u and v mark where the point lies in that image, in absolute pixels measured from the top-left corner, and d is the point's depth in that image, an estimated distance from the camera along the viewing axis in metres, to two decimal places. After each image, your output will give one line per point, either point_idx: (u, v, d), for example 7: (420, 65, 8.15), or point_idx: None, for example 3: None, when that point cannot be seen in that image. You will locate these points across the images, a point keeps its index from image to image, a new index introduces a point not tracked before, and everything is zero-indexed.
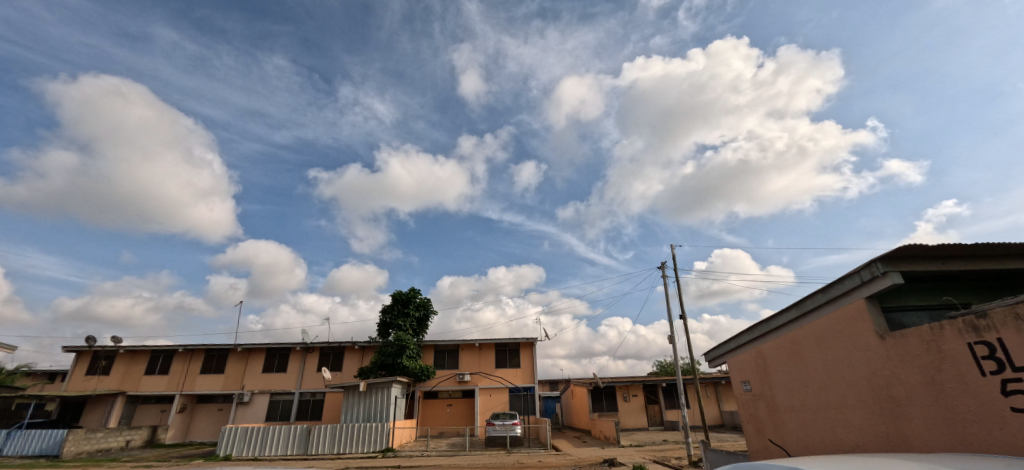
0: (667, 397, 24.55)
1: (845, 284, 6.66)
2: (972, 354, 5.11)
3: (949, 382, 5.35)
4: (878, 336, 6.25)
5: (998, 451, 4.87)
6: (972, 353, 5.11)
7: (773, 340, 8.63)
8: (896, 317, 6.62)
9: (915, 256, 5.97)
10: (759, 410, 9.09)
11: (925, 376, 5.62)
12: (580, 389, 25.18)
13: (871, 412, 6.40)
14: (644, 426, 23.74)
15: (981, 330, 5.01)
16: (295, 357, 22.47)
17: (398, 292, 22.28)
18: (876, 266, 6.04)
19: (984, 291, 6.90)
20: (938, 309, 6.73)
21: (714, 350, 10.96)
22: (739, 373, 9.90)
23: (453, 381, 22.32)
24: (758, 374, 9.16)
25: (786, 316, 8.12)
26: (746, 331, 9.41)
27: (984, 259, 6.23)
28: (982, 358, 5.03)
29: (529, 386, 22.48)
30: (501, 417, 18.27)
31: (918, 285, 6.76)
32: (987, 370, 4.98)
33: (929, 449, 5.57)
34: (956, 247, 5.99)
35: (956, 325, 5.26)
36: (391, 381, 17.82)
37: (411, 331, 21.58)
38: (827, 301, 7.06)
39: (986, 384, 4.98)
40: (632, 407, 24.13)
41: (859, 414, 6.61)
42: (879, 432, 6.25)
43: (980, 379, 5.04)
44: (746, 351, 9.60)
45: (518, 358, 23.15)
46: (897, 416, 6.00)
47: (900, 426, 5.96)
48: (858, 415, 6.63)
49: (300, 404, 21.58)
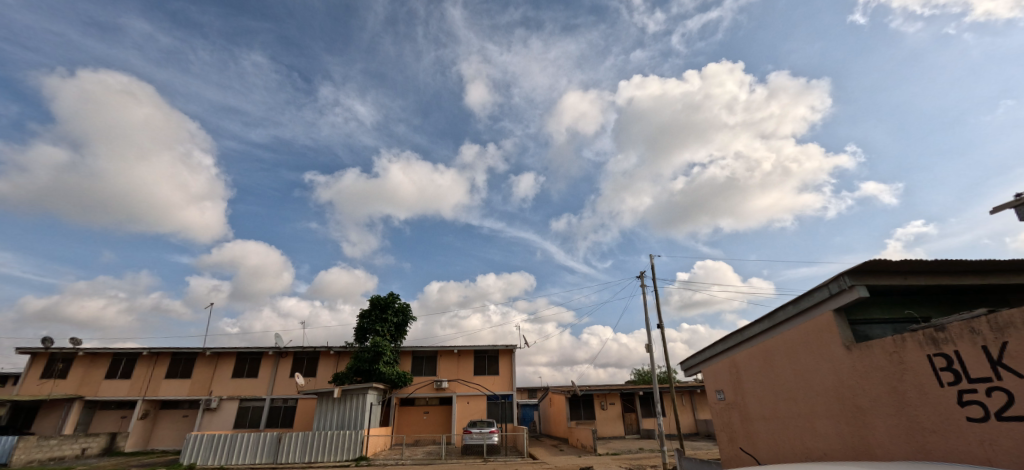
0: (644, 406, 24.84)
1: (815, 296, 6.95)
2: (931, 366, 5.39)
3: (910, 393, 5.62)
4: (844, 347, 6.50)
5: (960, 460, 5.09)
6: (932, 365, 5.39)
7: (746, 349, 8.89)
8: (862, 329, 6.89)
9: (880, 270, 6.26)
10: (731, 418, 9.31)
11: (887, 386, 5.89)
12: (559, 397, 25.36)
13: (838, 421, 6.64)
14: (620, 435, 23.92)
15: (940, 343, 5.29)
16: (267, 362, 22.03)
17: (376, 297, 22.07)
18: (844, 280, 6.33)
19: (945, 306, 7.22)
20: (901, 323, 7.03)
21: (690, 359, 11.24)
22: (713, 382, 10.13)
23: (430, 388, 22.15)
24: (730, 384, 9.44)
25: (758, 327, 8.39)
26: (720, 341, 9.68)
27: (944, 275, 6.55)
28: (941, 369, 5.30)
29: (507, 394, 22.47)
30: (478, 425, 18.19)
31: (882, 298, 7.08)
32: (945, 381, 5.26)
33: (893, 460, 5.79)
34: (919, 263, 6.30)
35: (918, 337, 5.54)
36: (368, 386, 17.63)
37: (388, 336, 21.38)
38: (798, 312, 7.35)
39: (943, 393, 5.27)
40: (608, 415, 24.28)
41: (827, 423, 6.84)
42: (845, 441, 6.50)
43: (937, 389, 5.33)
44: (721, 360, 9.85)
45: (496, 365, 23.14)
46: (860, 426, 6.28)
47: (866, 436, 6.18)
48: (825, 424, 6.87)
49: (270, 411, 21.12)
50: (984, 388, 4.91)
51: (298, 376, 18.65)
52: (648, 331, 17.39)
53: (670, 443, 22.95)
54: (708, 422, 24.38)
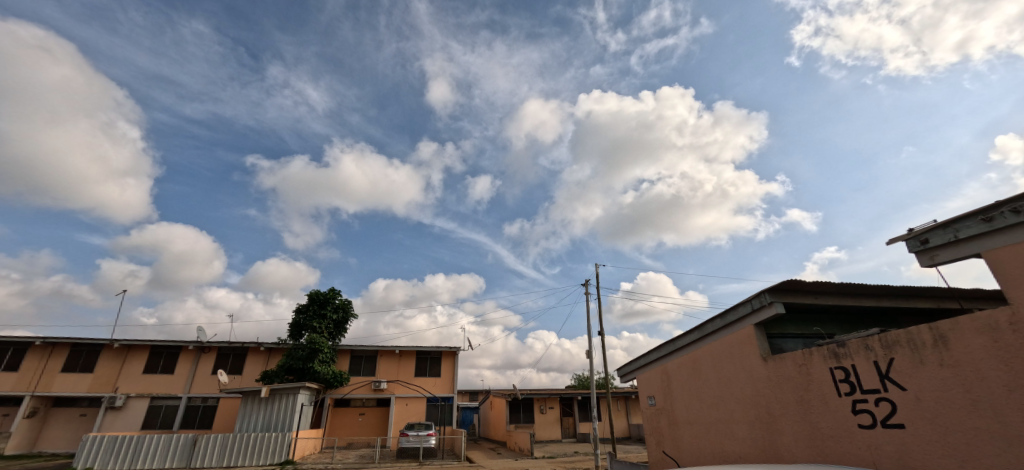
0: (581, 410, 25.59)
1: (740, 311, 7.56)
2: (833, 377, 6.04)
3: (814, 402, 6.26)
4: (762, 358, 7.12)
5: (851, 463, 5.74)
6: (833, 376, 6.04)
7: (677, 358, 9.48)
8: (778, 342, 7.57)
9: (796, 290, 6.93)
10: (660, 423, 9.87)
11: (796, 395, 6.53)
12: (499, 401, 25.57)
13: (752, 427, 7.25)
14: (557, 439, 24.48)
15: (840, 357, 5.95)
16: (186, 357, 20.80)
17: (316, 292, 21.39)
18: (765, 296, 6.96)
19: (848, 325, 8.07)
20: (811, 338, 7.79)
21: (626, 366, 11.81)
22: (646, 388, 10.70)
23: (367, 388, 21.72)
24: (661, 390, 10.02)
25: (689, 337, 9.00)
26: (654, 349, 10.26)
27: (849, 296, 7.33)
28: (840, 381, 5.96)
29: (447, 396, 22.43)
30: (415, 428, 18.07)
31: (796, 315, 7.83)
32: (843, 391, 5.92)
33: (797, 463, 6.41)
34: (829, 285, 7.03)
35: (822, 352, 6.20)
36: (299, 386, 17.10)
37: (326, 334, 20.78)
38: (724, 325, 7.97)
39: (840, 402, 5.93)
40: (547, 419, 24.77)
41: (743, 429, 7.45)
42: (757, 445, 7.11)
43: (835, 398, 5.99)
44: (654, 367, 10.43)
45: (438, 367, 23.07)
46: (771, 432, 6.89)
47: (775, 441, 6.80)
48: (741, 429, 7.48)
49: (186, 411, 19.92)
50: (873, 398, 5.58)
51: (222, 373, 17.81)
52: (589, 338, 18.00)
53: (604, 447, 23.77)
54: (640, 427, 25.47)
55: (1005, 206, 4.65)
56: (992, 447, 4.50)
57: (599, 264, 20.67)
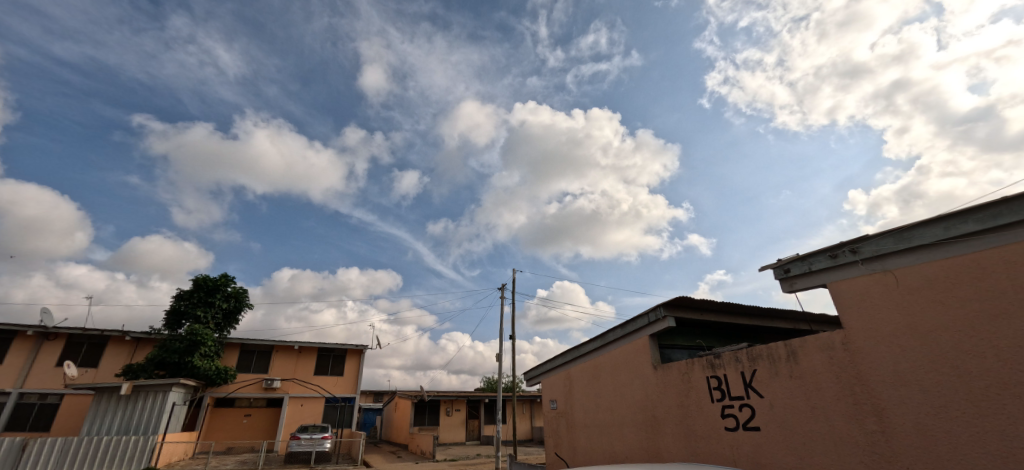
0: (487, 412, 26.03)
1: (638, 322, 8.33)
2: (708, 385, 6.89)
3: (692, 407, 7.08)
4: (652, 366, 7.90)
5: (717, 461, 6.56)
6: (709, 384, 6.89)
7: (579, 364, 10.15)
8: (667, 352, 8.43)
9: (686, 306, 7.80)
10: (559, 426, 10.48)
11: (677, 401, 7.33)
12: (405, 402, 25.18)
13: (639, 429, 7.99)
14: (461, 441, 24.62)
15: (715, 367, 6.82)
16: (22, 344, 18.19)
17: (204, 277, 19.73)
18: (660, 311, 7.74)
19: (726, 339, 9.19)
20: (695, 350, 8.77)
21: (532, 371, 12.38)
22: (549, 392, 11.30)
23: (257, 387, 20.39)
24: (563, 394, 10.64)
25: (592, 345, 9.69)
26: (560, 355, 10.88)
27: (728, 314, 8.38)
28: (714, 388, 6.82)
29: (349, 397, 21.76)
30: (309, 431, 17.24)
31: (684, 329, 8.79)
32: (715, 397, 6.78)
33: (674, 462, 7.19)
34: (713, 303, 7.99)
35: (702, 362, 7.05)
36: (171, 382, 15.63)
37: (212, 324, 19.24)
38: (624, 335, 8.71)
39: (712, 407, 6.78)
40: (452, 421, 24.82)
41: (631, 431, 8.18)
42: (642, 446, 7.85)
43: (709, 404, 6.84)
44: (558, 373, 11.05)
45: (341, 366, 22.29)
46: (654, 433, 7.65)
47: (657, 442, 7.56)
48: (630, 431, 8.21)
49: (17, 408, 17.35)
50: (738, 404, 6.45)
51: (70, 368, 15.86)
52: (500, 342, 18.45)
53: (506, 449, 24.35)
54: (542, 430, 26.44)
55: (847, 246, 5.65)
56: (822, 447, 5.43)
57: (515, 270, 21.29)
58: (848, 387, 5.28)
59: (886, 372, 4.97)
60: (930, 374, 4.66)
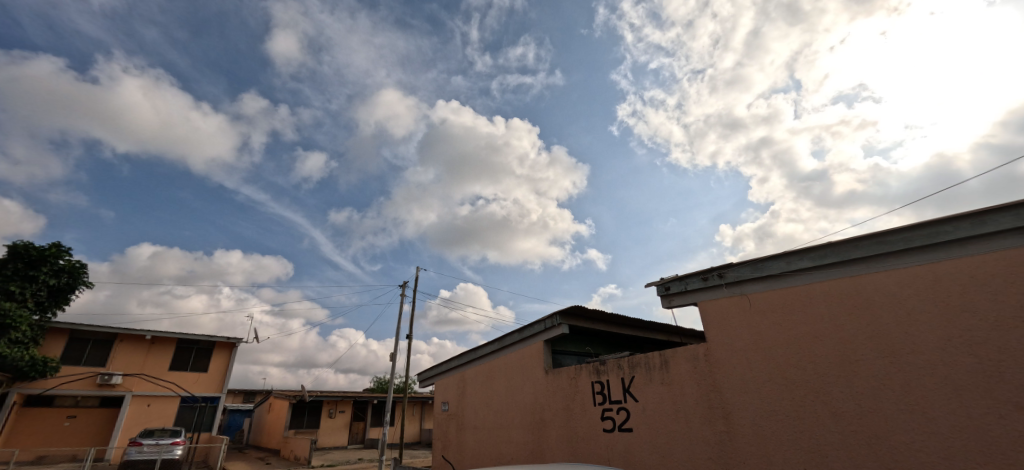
0: (374, 414, 25.60)
1: (535, 328, 9.01)
2: (592, 389, 7.75)
3: (576, 410, 7.89)
4: (544, 371, 8.62)
5: (592, 459, 7.41)
6: (593, 388, 7.75)
7: (474, 366, 10.64)
8: (558, 357, 9.20)
9: (578, 315, 8.64)
10: (449, 428, 10.86)
11: (564, 404, 8.10)
12: (281, 403, 23.69)
13: (527, 431, 8.65)
14: (343, 445, 23.81)
15: (600, 373, 7.71)
16: None
17: (24, 245, 16.79)
18: (556, 318, 8.48)
19: (610, 346, 10.25)
20: (583, 355, 9.68)
21: (426, 372, 12.60)
22: (441, 394, 11.61)
23: (92, 382, 17.77)
24: (458, 396, 10.86)
25: (489, 348, 10.22)
26: (456, 357, 11.28)
27: (613, 324, 9.41)
28: (597, 392, 7.69)
29: (212, 396, 19.94)
30: (156, 436, 15.32)
31: (574, 336, 9.68)
32: (597, 401, 7.64)
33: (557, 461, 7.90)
34: (602, 314, 8.95)
35: (589, 368, 7.91)
36: None
37: (29, 302, 16.46)
38: (520, 339, 9.35)
39: (594, 410, 7.63)
40: (335, 424, 23.92)
41: (519, 433, 8.81)
42: (530, 446, 8.47)
43: (591, 407, 7.69)
44: (452, 374, 11.43)
45: (206, 361, 20.41)
46: (541, 435, 8.33)
47: (542, 442, 8.27)
48: (517, 433, 8.84)
49: None
50: (615, 407, 7.35)
51: None
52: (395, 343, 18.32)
53: (390, 453, 23.96)
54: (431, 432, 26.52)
55: (715, 270, 6.77)
56: (680, 444, 6.43)
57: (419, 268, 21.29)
58: (706, 392, 6.33)
59: (736, 380, 6.07)
60: (768, 383, 5.81)
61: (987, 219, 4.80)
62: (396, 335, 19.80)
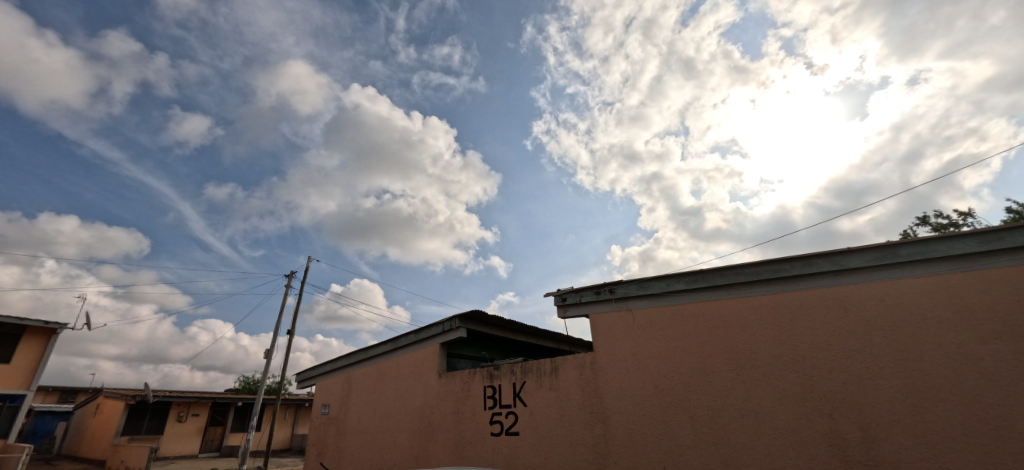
0: (236, 419, 23.48)
1: (432, 330, 9.26)
2: (484, 393, 8.20)
3: (465, 414, 8.28)
4: (437, 374, 8.89)
5: (478, 462, 7.84)
6: (485, 393, 8.20)
7: (363, 367, 10.75)
8: (454, 361, 9.50)
9: (476, 319, 9.07)
10: (328, 431, 10.95)
11: (454, 408, 8.46)
12: (116, 405, 20.49)
13: (413, 436, 8.91)
14: (193, 453, 21.37)
15: (493, 378, 8.18)
16: None
17: None
18: (455, 321, 8.81)
19: (504, 351, 10.80)
20: (478, 360, 10.12)
21: (308, 372, 12.43)
22: (323, 396, 11.64)
23: None
24: (337, 398, 11.13)
25: (382, 348, 10.31)
26: (344, 357, 11.29)
27: (509, 330, 9.99)
28: (488, 397, 8.14)
29: (16, 395, 15.48)
30: None
31: (471, 340, 10.06)
32: (487, 405, 8.10)
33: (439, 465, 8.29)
34: (499, 320, 9.46)
35: (482, 373, 8.36)
36: None
37: None
38: (416, 341, 9.56)
39: (483, 414, 8.07)
40: (185, 429, 21.45)
41: (404, 438, 9.06)
42: (411, 450, 8.81)
43: (481, 411, 8.12)
44: (338, 375, 11.46)
45: (11, 351, 15.90)
46: (426, 438, 8.65)
47: (427, 447, 8.58)
48: (402, 438, 9.09)
49: None
50: (504, 412, 7.86)
51: None
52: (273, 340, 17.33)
53: (252, 462, 21.21)
54: (303, 437, 25.27)
55: (607, 286, 7.59)
56: (561, 446, 7.13)
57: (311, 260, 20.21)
58: (588, 397, 7.09)
59: (616, 386, 6.90)
60: (641, 390, 6.70)
61: (814, 264, 6.12)
62: (276, 329, 18.58)
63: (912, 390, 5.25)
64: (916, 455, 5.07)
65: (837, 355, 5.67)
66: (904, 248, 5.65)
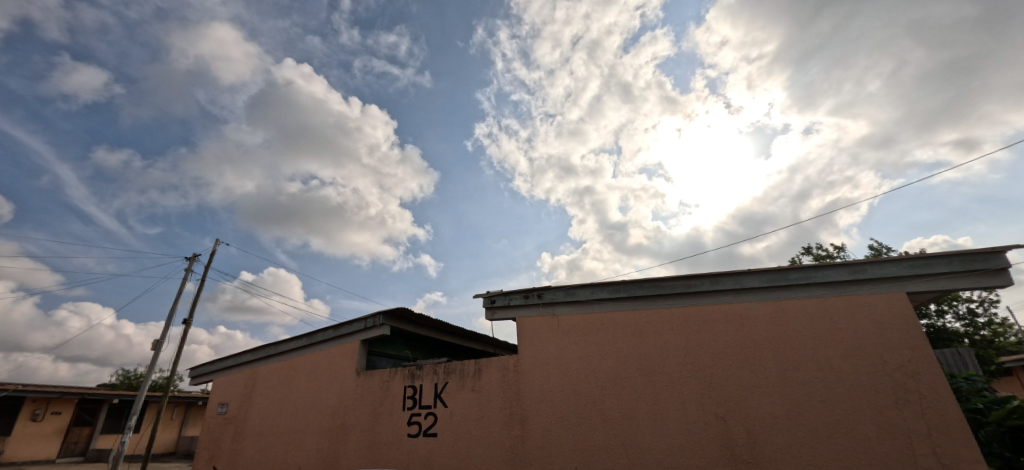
0: (110, 418, 20.66)
1: (353, 326, 9.15)
2: (404, 393, 8.26)
3: (383, 414, 8.28)
4: (356, 372, 8.81)
5: (393, 463, 7.88)
6: (404, 393, 8.26)
7: (271, 363, 10.36)
8: (374, 359, 9.44)
9: (399, 317, 9.11)
10: (224, 432, 10.42)
11: (371, 409, 8.43)
12: None
13: (322, 437, 8.76)
14: (50, 459, 18.15)
15: (414, 377, 8.27)
16: None
17: None
18: (378, 318, 8.78)
19: (426, 350, 10.88)
20: (399, 359, 10.12)
21: (206, 367, 11.73)
22: (221, 394, 11.04)
23: None
24: (237, 397, 10.64)
25: (295, 343, 10.02)
26: (250, 351, 10.80)
27: (434, 330, 10.11)
28: (407, 397, 8.21)
29: None
30: None
31: (393, 339, 10.05)
32: (406, 405, 8.16)
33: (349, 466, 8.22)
34: (423, 319, 9.55)
35: (404, 372, 8.41)
36: None
37: None
38: (334, 337, 9.41)
39: (402, 414, 8.13)
40: (42, 430, 18.24)
41: (312, 439, 8.88)
42: (320, 451, 8.66)
43: (400, 411, 8.17)
44: (241, 370, 10.92)
45: None
46: (338, 439, 8.53)
47: (338, 449, 8.46)
48: (309, 440, 8.90)
49: None
50: (424, 413, 7.97)
51: None
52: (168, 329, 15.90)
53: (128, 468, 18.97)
54: (191, 440, 23.48)
55: (535, 291, 7.98)
56: (478, 447, 7.38)
57: (219, 244, 18.75)
58: (509, 399, 7.42)
59: (537, 388, 7.29)
60: (561, 392, 7.15)
61: (718, 282, 6.91)
62: (171, 317, 17.02)
63: (789, 396, 6.12)
64: (789, 453, 5.92)
65: (732, 363, 6.46)
66: (792, 273, 6.58)
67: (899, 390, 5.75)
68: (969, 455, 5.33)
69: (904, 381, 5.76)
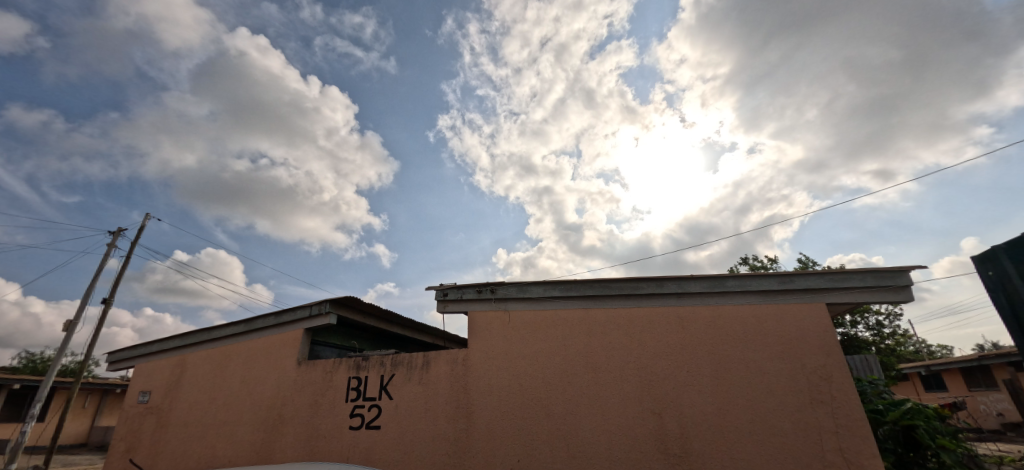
0: (7, 406, 18.95)
1: (297, 314, 9.00)
2: (347, 385, 8.24)
3: (324, 405, 8.23)
4: (297, 362, 8.69)
5: (332, 456, 7.86)
6: (348, 384, 8.24)
7: (204, 349, 10.00)
8: (317, 348, 9.33)
9: (347, 305, 9.05)
10: (145, 422, 9.95)
11: (311, 400, 8.35)
12: None
13: (256, 429, 8.58)
14: None
15: (360, 369, 8.27)
16: None
17: None
18: (325, 306, 8.71)
19: (372, 341, 10.83)
20: (344, 349, 10.04)
21: (127, 352, 11.11)
22: (144, 381, 10.51)
23: None
24: (161, 385, 10.18)
25: (231, 329, 9.72)
26: (179, 336, 10.35)
27: (382, 320, 10.10)
28: (351, 388, 8.20)
29: None
30: None
31: (339, 329, 9.96)
32: (349, 397, 8.15)
33: (285, 458, 8.12)
34: (372, 308, 9.52)
35: (348, 363, 8.38)
36: None
37: None
38: (276, 324, 9.22)
39: (344, 406, 8.11)
40: None
41: (244, 431, 8.68)
42: (253, 443, 8.49)
43: (343, 403, 8.14)
44: (167, 357, 10.45)
45: None
46: (274, 431, 8.40)
47: (274, 441, 8.33)
48: (242, 431, 8.70)
49: None
50: (367, 405, 8.00)
51: None
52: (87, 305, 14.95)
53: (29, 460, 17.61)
54: (105, 430, 22.08)
55: (489, 286, 8.18)
56: (421, 440, 7.51)
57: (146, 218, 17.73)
58: (456, 393, 7.59)
59: (485, 383, 7.50)
60: (508, 388, 7.39)
61: (663, 285, 7.39)
62: (88, 293, 16.01)
63: (719, 395, 6.66)
64: (716, 446, 6.46)
65: (672, 363, 6.94)
66: (730, 280, 7.14)
67: (814, 392, 6.40)
68: (869, 451, 6.04)
69: (819, 383, 6.42)
